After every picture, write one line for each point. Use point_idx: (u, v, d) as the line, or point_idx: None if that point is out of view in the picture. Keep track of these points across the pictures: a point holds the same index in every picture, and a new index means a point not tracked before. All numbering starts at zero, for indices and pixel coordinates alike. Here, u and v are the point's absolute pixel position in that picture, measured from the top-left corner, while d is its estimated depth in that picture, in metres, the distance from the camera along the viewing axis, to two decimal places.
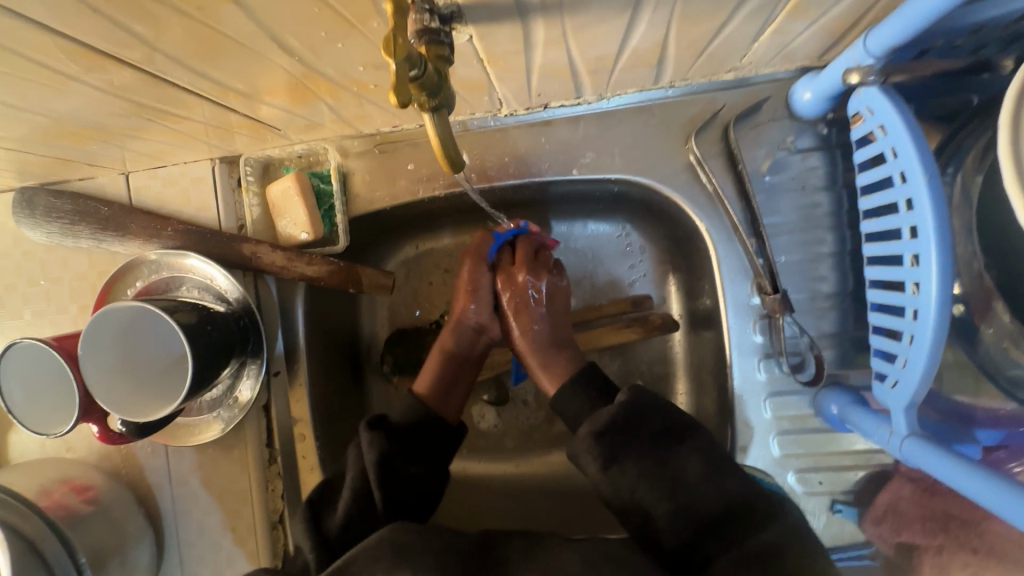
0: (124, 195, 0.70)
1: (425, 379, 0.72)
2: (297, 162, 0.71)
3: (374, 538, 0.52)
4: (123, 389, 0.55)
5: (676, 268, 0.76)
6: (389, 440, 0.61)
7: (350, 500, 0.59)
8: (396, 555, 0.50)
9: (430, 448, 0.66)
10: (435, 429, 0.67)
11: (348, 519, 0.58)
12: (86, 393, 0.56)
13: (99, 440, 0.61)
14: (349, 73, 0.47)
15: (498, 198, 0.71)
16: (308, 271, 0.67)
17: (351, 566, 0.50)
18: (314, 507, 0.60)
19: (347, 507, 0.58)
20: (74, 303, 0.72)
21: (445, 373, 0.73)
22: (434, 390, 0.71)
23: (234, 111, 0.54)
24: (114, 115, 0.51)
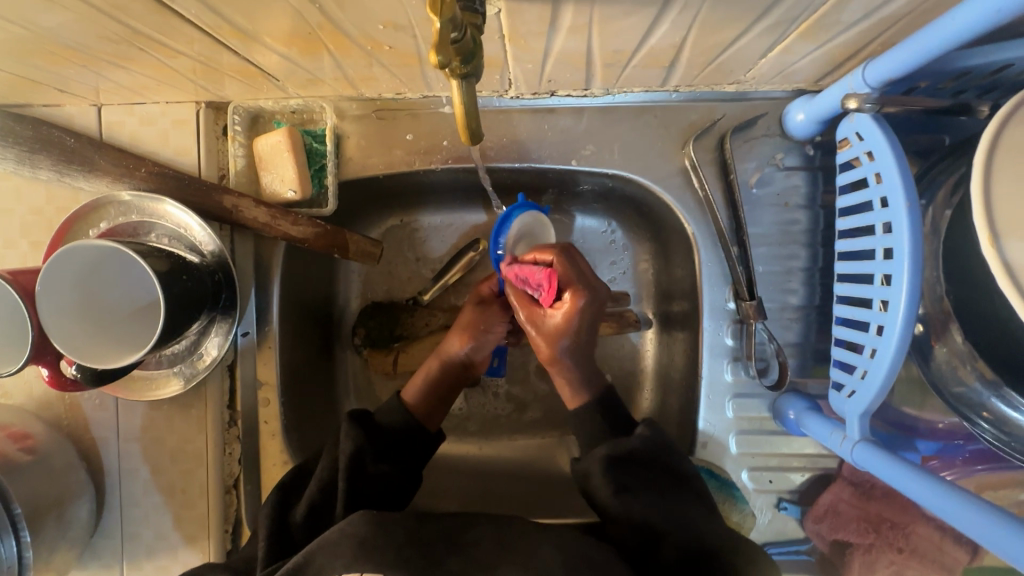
0: (94, 128, 0.65)
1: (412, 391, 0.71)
2: (289, 116, 0.68)
3: (335, 532, 0.53)
4: (83, 334, 0.52)
5: (655, 269, 0.78)
6: (365, 437, 0.64)
7: (315, 489, 0.61)
8: (359, 550, 0.51)
9: (405, 448, 0.67)
10: (415, 431, 0.68)
11: (310, 510, 0.61)
12: (41, 332, 0.52)
13: (47, 385, 0.57)
14: (368, 31, 0.46)
15: (495, 178, 0.71)
16: (292, 232, 0.65)
17: (309, 564, 0.51)
18: (286, 493, 0.63)
19: (312, 495, 0.61)
20: (25, 240, 0.66)
21: (434, 392, 0.72)
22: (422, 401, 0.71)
23: (234, 52, 0.52)
24: (102, 39, 0.47)
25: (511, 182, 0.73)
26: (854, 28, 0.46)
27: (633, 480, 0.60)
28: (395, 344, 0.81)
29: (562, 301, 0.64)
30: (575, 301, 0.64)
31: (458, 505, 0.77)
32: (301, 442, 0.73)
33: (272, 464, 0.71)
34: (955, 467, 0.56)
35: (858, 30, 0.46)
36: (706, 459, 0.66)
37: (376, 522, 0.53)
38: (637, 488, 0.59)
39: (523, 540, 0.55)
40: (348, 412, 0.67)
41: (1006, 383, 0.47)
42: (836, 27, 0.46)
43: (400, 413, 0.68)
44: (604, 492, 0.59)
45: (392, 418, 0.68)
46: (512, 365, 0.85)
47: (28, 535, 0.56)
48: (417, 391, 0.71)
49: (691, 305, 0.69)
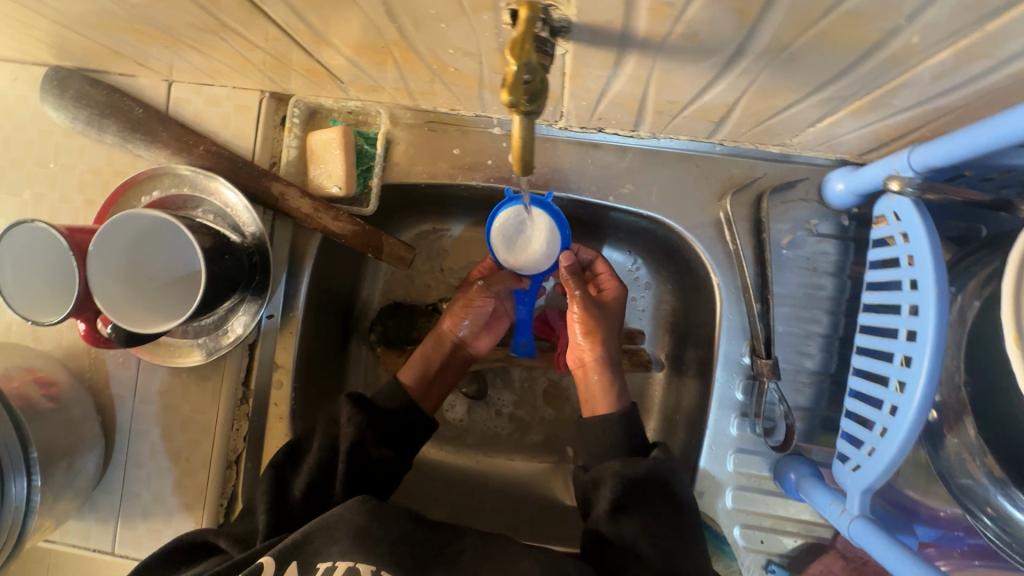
0: (161, 102, 0.69)
1: (411, 371, 0.74)
2: (345, 115, 0.70)
3: (334, 515, 0.54)
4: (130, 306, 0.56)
5: (674, 311, 0.79)
6: (368, 423, 0.65)
7: (312, 468, 0.63)
8: (355, 538, 0.52)
9: (405, 433, 0.69)
10: (414, 413, 0.69)
11: (308, 488, 0.62)
12: (86, 290, 0.54)
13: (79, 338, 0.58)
14: (436, 52, 0.48)
15: None
16: (332, 226, 0.66)
17: (308, 543, 0.52)
18: (279, 469, 0.64)
19: (310, 474, 0.63)
20: (80, 197, 0.70)
21: (429, 370, 0.75)
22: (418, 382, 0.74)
23: (306, 52, 0.54)
24: (188, 25, 0.51)
25: None
26: (905, 112, 0.47)
27: (632, 502, 0.61)
28: (408, 347, 0.84)
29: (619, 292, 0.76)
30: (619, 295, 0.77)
31: (446, 513, 0.79)
32: (306, 429, 0.74)
33: (275, 446, 0.72)
34: (952, 559, 0.56)
35: (909, 114, 0.47)
36: (702, 510, 0.66)
37: (375, 515, 0.54)
38: (635, 513, 0.60)
39: (505, 550, 0.56)
40: (347, 394, 0.67)
41: (1013, 483, 0.47)
42: (888, 109, 0.47)
43: (405, 398, 0.69)
44: (603, 505, 0.61)
45: (392, 402, 0.69)
46: (520, 386, 0.86)
47: (44, 478, 0.59)
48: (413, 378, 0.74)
49: (706, 354, 0.70)
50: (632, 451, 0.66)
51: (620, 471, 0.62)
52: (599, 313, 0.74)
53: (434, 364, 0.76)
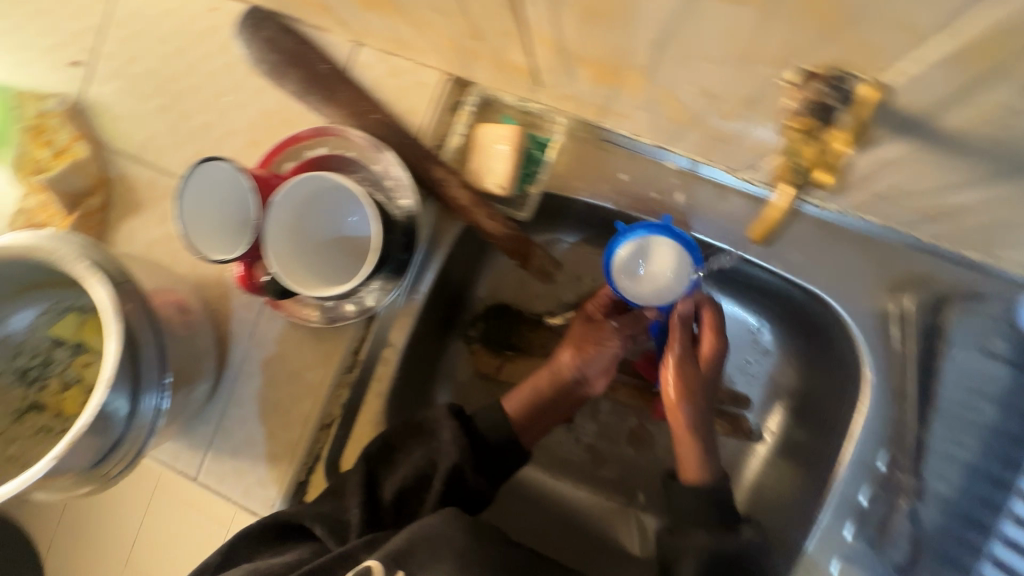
0: (345, 62, 0.69)
1: (516, 401, 0.72)
2: (520, 114, 0.68)
3: (433, 526, 0.54)
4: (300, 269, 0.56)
5: (794, 389, 0.75)
6: (466, 450, 0.64)
7: (408, 474, 0.64)
8: (457, 564, 0.51)
9: (500, 461, 0.67)
10: (513, 447, 0.68)
11: (399, 493, 0.63)
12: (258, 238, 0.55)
13: (236, 278, 0.60)
14: (670, 86, 0.46)
15: None
16: (485, 223, 0.65)
17: (410, 556, 0.52)
18: (370, 464, 0.65)
19: (403, 481, 0.64)
20: (246, 136, 0.72)
21: (535, 400, 0.73)
22: (521, 413, 0.72)
23: (522, 53, 0.53)
24: (421, 2, 0.50)
25: None
26: None
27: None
28: (505, 352, 0.84)
29: (719, 342, 0.70)
30: (718, 344, 0.71)
31: (512, 523, 0.82)
32: (399, 410, 0.74)
33: (367, 420, 0.72)
34: None
35: None
36: None
37: (474, 535, 0.54)
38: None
39: None
40: (448, 407, 0.66)
41: None
42: None
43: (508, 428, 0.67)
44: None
45: (492, 433, 0.67)
46: (607, 419, 0.84)
47: (168, 406, 0.61)
48: (517, 409, 0.72)
49: (830, 446, 0.66)
50: (723, 525, 0.64)
51: (704, 543, 0.61)
52: (695, 370, 0.70)
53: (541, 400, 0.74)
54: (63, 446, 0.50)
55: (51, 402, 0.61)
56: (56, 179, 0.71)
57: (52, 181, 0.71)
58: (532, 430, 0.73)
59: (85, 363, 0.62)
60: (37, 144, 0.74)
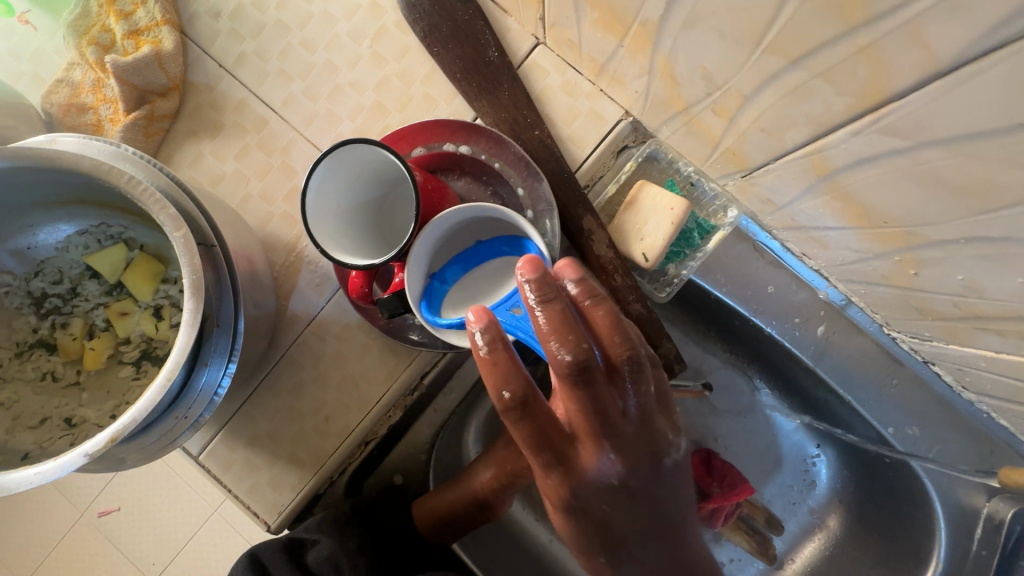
0: (516, 56, 0.59)
1: (427, 505, 0.71)
2: (686, 185, 0.61)
3: None
4: (498, 280, 0.53)
5: (834, 534, 0.72)
6: (364, 534, 0.64)
7: (325, 542, 0.60)
8: None
9: (431, 528, 0.71)
10: (417, 536, 0.71)
11: (325, 553, 0.60)
12: (400, 252, 0.47)
13: (349, 287, 0.52)
14: (928, 263, 0.41)
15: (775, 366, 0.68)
16: (619, 293, 0.58)
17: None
18: (267, 553, 0.60)
19: (326, 541, 0.60)
20: (372, 95, 0.61)
21: (469, 495, 0.70)
22: (431, 518, 0.71)
23: (757, 152, 0.46)
24: (683, 60, 0.41)
25: (781, 375, 0.69)
26: None
27: None
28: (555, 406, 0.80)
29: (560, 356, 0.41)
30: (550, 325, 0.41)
31: None
32: None
33: None
34: None
35: None
36: None
37: None
38: None
39: None
40: (352, 503, 0.64)
41: None
42: None
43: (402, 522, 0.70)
44: None
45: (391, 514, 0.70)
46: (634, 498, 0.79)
47: (222, 391, 0.51)
48: (429, 515, 0.71)
49: None
50: None
51: None
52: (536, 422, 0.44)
53: (458, 505, 0.70)
54: (104, 437, 0.39)
55: (66, 346, 0.51)
56: (129, 66, 0.58)
57: (125, 67, 0.57)
58: (475, 510, 0.71)
59: (120, 311, 0.51)
60: (110, 11, 0.59)
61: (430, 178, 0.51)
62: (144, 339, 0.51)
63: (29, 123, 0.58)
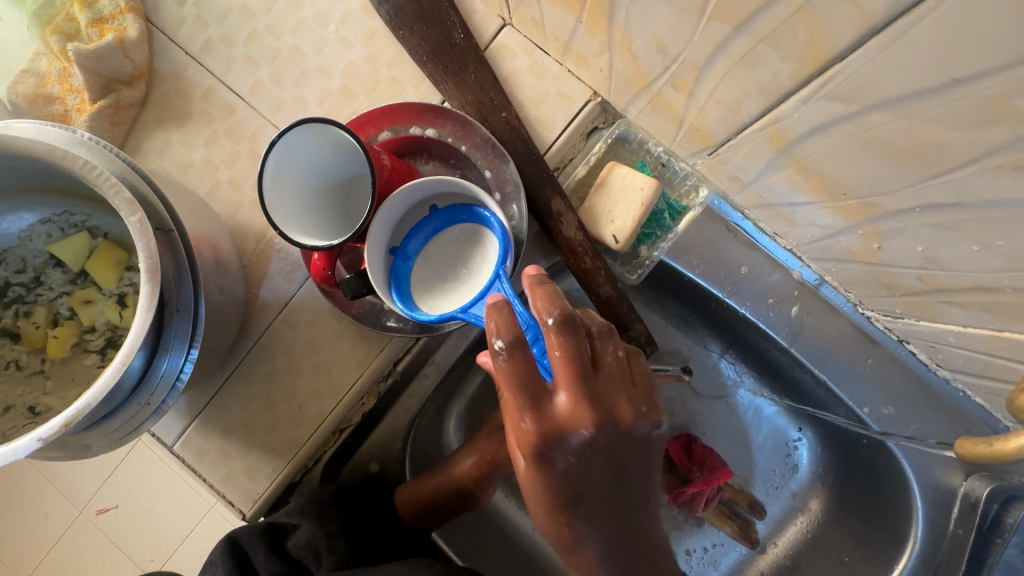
0: (483, 38, 0.58)
1: (408, 497, 0.70)
2: (657, 166, 0.59)
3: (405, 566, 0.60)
4: (462, 253, 0.53)
5: (815, 515, 0.71)
6: (346, 518, 0.63)
7: (306, 525, 0.59)
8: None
9: (413, 519, 0.70)
10: (397, 525, 0.70)
11: (306, 537, 0.59)
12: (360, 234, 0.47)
13: (311, 270, 0.52)
14: (890, 234, 0.41)
15: (752, 349, 0.67)
16: (589, 276, 0.58)
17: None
18: (244, 536, 0.59)
19: (306, 524, 0.59)
20: (339, 80, 0.61)
21: (453, 487, 0.70)
22: (414, 510, 0.70)
23: (719, 127, 0.45)
24: (639, 32, 0.41)
25: (759, 358, 0.68)
26: None
27: None
28: None
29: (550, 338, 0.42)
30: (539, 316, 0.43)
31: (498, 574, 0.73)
32: None
33: None
34: None
35: None
36: None
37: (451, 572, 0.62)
38: None
39: None
40: (335, 487, 0.64)
41: None
42: None
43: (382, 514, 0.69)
44: None
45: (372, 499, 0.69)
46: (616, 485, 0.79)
47: (187, 377, 0.51)
48: (411, 507, 0.70)
49: None
50: None
51: None
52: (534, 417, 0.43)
53: (442, 497, 0.70)
54: (58, 422, 0.39)
55: (30, 335, 0.51)
56: (92, 54, 0.57)
57: (89, 55, 0.57)
58: (459, 500, 0.71)
59: (83, 299, 0.51)
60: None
61: (391, 159, 0.51)
62: (109, 327, 0.51)
63: None
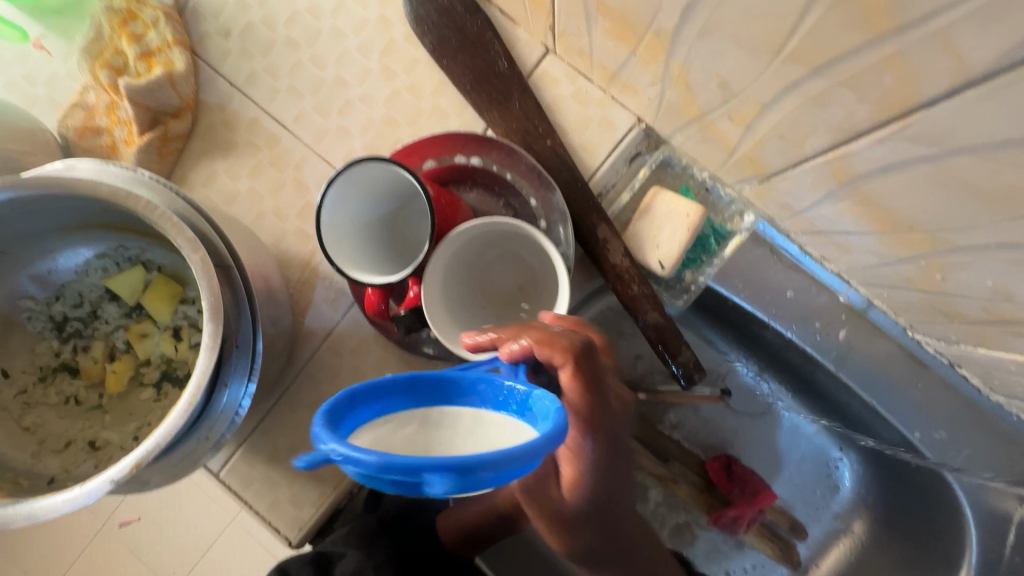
0: (526, 66, 0.59)
1: (452, 521, 0.70)
2: (700, 191, 0.60)
3: None
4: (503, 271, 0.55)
5: (858, 537, 0.71)
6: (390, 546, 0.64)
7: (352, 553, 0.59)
8: None
9: (456, 544, 0.70)
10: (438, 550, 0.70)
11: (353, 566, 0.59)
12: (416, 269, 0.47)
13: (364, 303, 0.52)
14: (956, 266, 0.40)
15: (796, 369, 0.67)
16: (636, 303, 0.58)
17: None
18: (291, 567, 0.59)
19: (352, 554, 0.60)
20: (382, 109, 0.61)
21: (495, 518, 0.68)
22: (457, 535, 0.69)
23: (775, 159, 0.45)
24: (699, 68, 0.41)
25: (802, 379, 0.68)
26: None
27: None
28: None
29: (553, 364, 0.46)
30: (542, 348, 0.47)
31: None
32: None
33: None
34: None
35: None
36: None
37: None
38: None
39: None
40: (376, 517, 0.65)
41: None
42: None
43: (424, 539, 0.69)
44: None
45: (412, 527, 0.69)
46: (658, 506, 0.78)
47: (243, 409, 0.51)
48: (455, 531, 0.70)
49: None
50: None
51: None
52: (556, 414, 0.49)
53: (484, 525, 0.69)
54: (128, 463, 0.39)
55: (88, 369, 0.52)
56: (142, 88, 0.58)
57: (139, 90, 0.58)
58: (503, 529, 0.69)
59: (139, 333, 0.52)
60: (122, 35, 0.59)
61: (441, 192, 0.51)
62: (164, 360, 0.52)
63: (46, 148, 0.59)
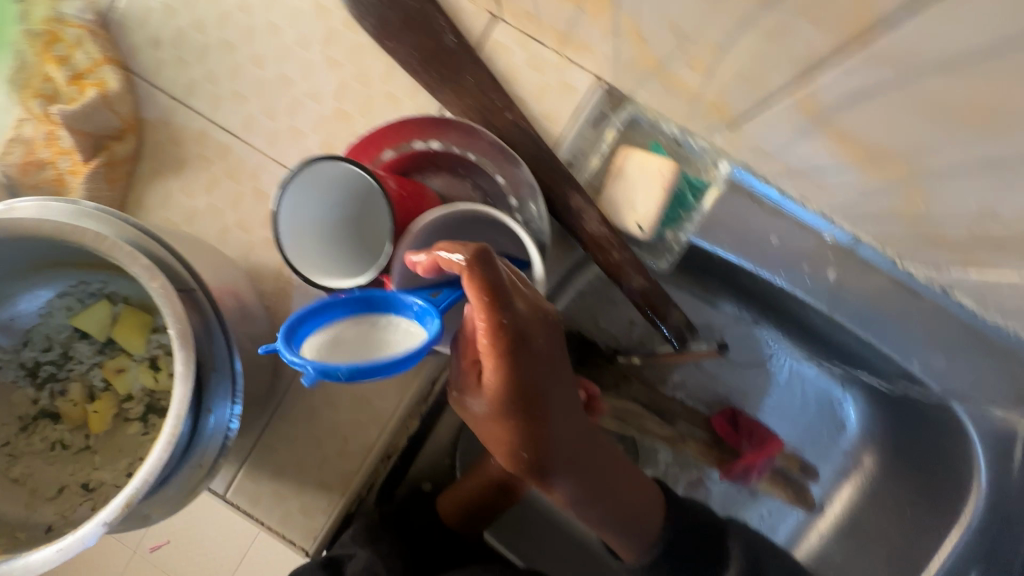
0: (475, 38, 0.56)
1: (452, 496, 0.68)
2: (672, 146, 0.58)
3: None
4: None
5: (869, 469, 0.72)
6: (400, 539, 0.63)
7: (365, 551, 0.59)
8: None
9: (461, 518, 0.68)
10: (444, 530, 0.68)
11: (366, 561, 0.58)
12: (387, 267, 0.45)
13: None
14: (940, 188, 0.39)
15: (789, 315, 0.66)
16: (619, 269, 0.57)
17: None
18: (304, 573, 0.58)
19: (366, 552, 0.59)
20: (332, 103, 0.58)
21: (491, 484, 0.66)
22: (458, 509, 0.67)
23: (743, 102, 0.43)
24: (651, 14, 0.38)
25: (798, 323, 0.67)
26: None
27: None
28: None
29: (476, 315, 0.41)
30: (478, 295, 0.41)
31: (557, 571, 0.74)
32: None
33: None
34: None
35: None
36: None
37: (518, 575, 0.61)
38: None
39: None
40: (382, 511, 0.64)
41: None
42: None
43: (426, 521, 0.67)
44: None
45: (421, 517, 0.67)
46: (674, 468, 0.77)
47: (235, 428, 0.50)
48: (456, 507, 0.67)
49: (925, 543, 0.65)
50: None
51: None
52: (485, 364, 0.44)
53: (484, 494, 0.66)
54: (120, 501, 0.38)
55: (70, 413, 0.50)
56: (78, 113, 0.55)
57: (74, 115, 0.55)
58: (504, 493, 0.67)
59: (116, 368, 0.51)
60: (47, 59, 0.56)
61: (402, 184, 0.49)
62: (146, 392, 0.51)
63: None
